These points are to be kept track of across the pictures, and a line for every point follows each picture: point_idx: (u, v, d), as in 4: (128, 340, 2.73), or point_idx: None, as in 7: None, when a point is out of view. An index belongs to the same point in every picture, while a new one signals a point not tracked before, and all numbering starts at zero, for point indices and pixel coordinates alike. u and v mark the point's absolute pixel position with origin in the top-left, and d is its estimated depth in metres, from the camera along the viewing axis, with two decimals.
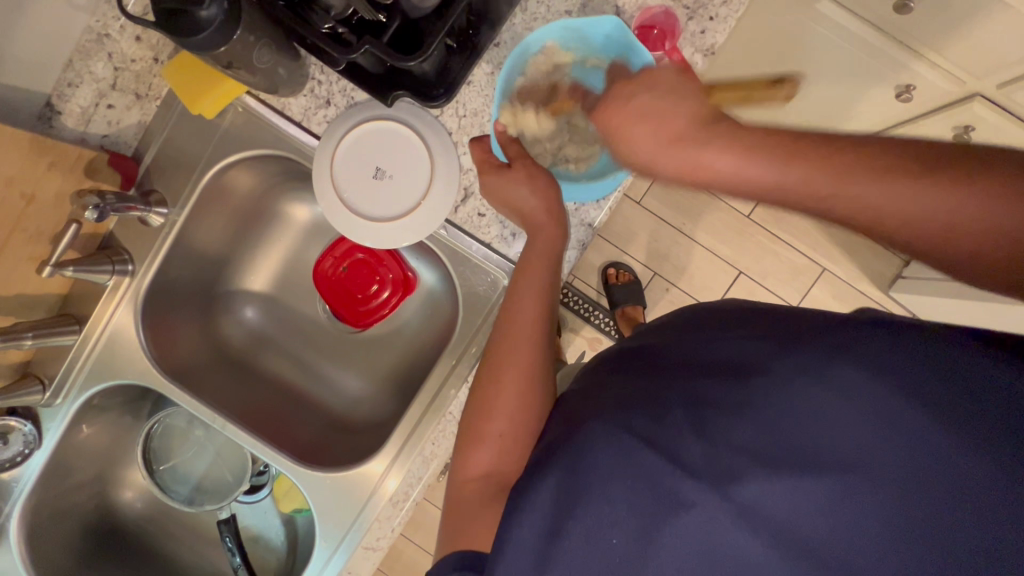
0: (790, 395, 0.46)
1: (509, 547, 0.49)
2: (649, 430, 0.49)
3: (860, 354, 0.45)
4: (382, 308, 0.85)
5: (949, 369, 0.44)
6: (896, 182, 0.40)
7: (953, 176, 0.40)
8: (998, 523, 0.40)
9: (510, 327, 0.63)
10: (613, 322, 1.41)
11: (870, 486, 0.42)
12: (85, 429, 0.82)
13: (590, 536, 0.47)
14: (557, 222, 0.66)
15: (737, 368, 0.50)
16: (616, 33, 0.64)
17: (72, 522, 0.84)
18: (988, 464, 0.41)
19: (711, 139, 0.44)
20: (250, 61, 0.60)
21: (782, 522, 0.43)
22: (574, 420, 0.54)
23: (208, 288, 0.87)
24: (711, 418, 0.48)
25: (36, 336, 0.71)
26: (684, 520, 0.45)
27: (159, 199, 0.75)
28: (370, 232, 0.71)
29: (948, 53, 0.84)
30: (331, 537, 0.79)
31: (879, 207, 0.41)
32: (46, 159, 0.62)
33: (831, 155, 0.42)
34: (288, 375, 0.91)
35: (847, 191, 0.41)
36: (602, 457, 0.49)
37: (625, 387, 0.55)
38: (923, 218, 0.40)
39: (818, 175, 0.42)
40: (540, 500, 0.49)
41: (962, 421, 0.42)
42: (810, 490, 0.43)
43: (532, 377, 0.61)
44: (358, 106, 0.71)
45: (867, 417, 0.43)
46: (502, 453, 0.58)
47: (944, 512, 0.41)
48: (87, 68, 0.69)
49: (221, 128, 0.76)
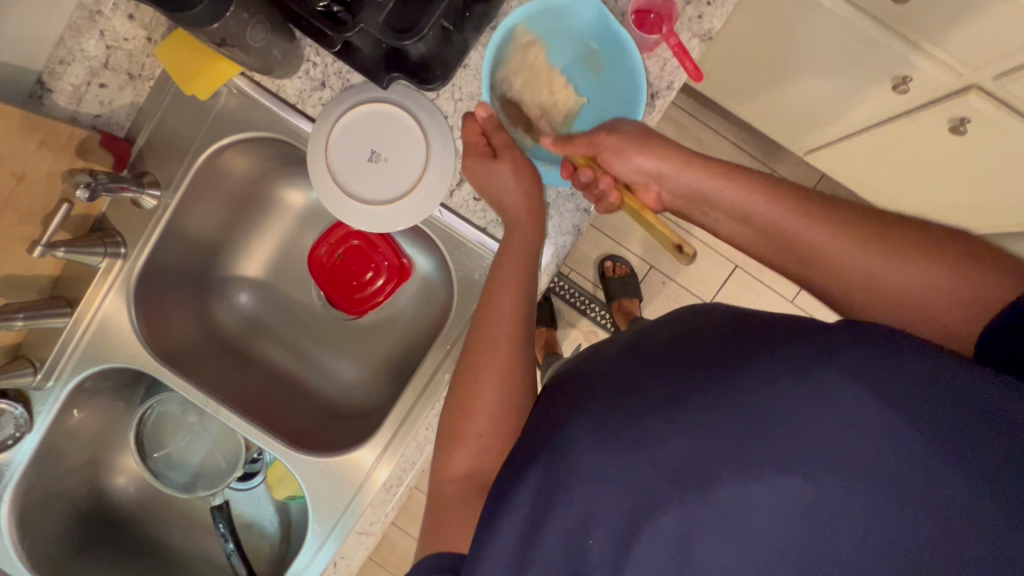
0: (775, 398, 0.45)
1: (491, 547, 0.49)
2: (633, 433, 0.49)
3: (846, 360, 0.45)
4: (376, 296, 0.85)
5: (938, 378, 0.43)
6: (846, 230, 0.52)
7: (910, 241, 0.49)
8: (977, 538, 0.40)
9: (493, 317, 0.63)
10: (609, 316, 1.41)
11: (847, 496, 0.42)
12: (76, 414, 0.82)
13: (569, 535, 0.48)
14: (531, 198, 0.67)
15: (718, 365, 0.50)
16: (600, 19, 0.65)
17: (65, 507, 0.84)
18: (966, 479, 0.41)
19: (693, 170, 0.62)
20: (244, 39, 0.60)
21: (757, 529, 0.44)
22: (558, 417, 0.54)
23: (201, 274, 0.87)
24: (688, 406, 0.48)
25: (27, 317, 0.70)
26: (661, 522, 0.45)
27: (152, 180, 0.75)
28: (365, 215, 0.71)
29: (944, 44, 0.84)
30: (323, 524, 0.79)
31: (827, 245, 0.52)
32: (37, 137, 0.61)
33: (787, 201, 0.55)
34: (282, 361, 0.91)
35: (794, 219, 0.54)
36: (582, 459, 0.49)
37: (609, 382, 0.54)
38: (874, 266, 0.50)
39: (796, 215, 0.54)
40: (522, 500, 0.50)
41: (948, 431, 0.42)
42: (796, 497, 0.43)
43: (515, 367, 0.62)
44: (354, 87, 0.70)
45: (847, 423, 0.43)
46: (484, 463, 0.59)
47: (921, 525, 0.41)
48: (78, 46, 0.67)
49: (215, 111, 0.75)
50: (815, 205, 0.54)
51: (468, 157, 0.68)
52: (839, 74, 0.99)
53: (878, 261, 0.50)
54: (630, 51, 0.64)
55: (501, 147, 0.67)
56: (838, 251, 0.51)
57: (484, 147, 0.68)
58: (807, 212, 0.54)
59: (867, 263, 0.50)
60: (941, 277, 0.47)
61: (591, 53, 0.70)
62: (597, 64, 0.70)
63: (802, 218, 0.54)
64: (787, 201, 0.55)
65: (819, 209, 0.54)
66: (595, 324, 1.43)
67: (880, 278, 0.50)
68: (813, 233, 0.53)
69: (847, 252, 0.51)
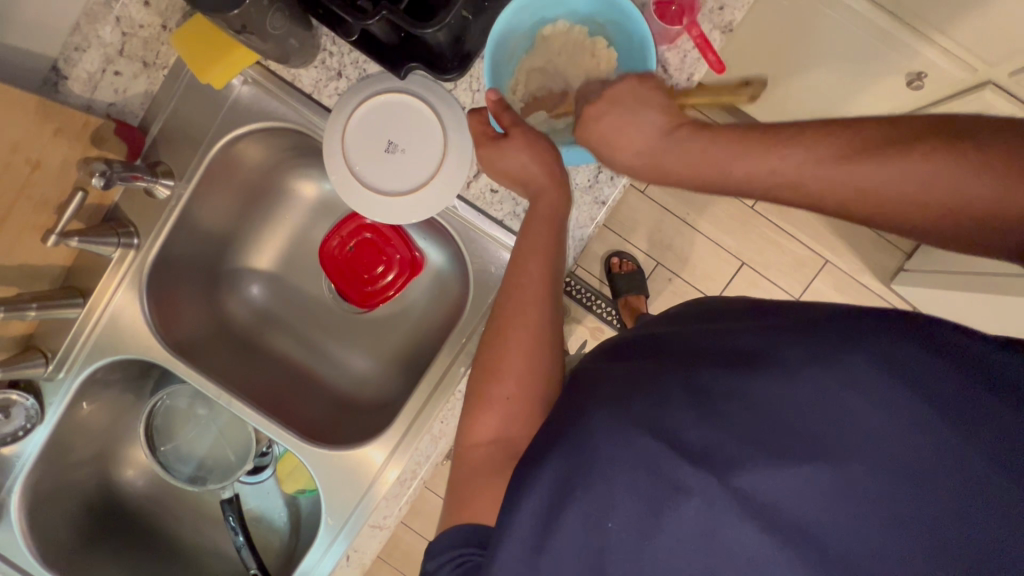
0: (798, 383, 0.45)
1: (507, 536, 0.48)
2: (648, 416, 0.48)
3: (874, 346, 0.44)
4: (388, 290, 0.84)
5: (957, 362, 0.43)
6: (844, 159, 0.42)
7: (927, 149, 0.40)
8: (998, 527, 0.40)
9: (521, 302, 0.61)
10: (615, 313, 1.40)
11: (871, 483, 0.42)
12: (86, 406, 0.81)
13: (586, 522, 0.47)
14: (559, 182, 0.63)
15: (741, 353, 0.49)
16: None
17: (74, 499, 0.83)
18: (991, 468, 0.40)
19: (712, 138, 0.49)
20: (263, 26, 0.59)
21: (781, 517, 0.43)
22: (576, 405, 0.52)
23: (211, 265, 0.86)
24: (711, 395, 0.48)
25: (39, 308, 0.69)
26: (681, 510, 0.45)
27: (166, 170, 0.74)
28: (382, 207, 0.70)
29: (961, 39, 0.83)
30: (337, 517, 0.78)
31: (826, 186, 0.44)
32: (51, 125, 0.61)
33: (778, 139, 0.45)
34: (292, 352, 0.90)
35: (782, 164, 0.45)
36: (601, 448, 0.47)
37: (625, 369, 0.54)
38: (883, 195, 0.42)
39: (785, 159, 0.45)
40: (539, 488, 0.48)
41: (967, 413, 0.42)
42: (815, 477, 0.42)
43: (543, 361, 0.60)
44: (371, 77, 0.70)
45: (874, 407, 0.43)
46: (510, 435, 0.57)
47: (943, 513, 0.41)
48: (95, 33, 0.67)
49: (229, 101, 0.75)
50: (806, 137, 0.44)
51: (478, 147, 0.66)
52: (851, 70, 0.98)
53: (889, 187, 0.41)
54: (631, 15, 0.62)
55: (511, 125, 0.63)
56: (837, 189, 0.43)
57: (491, 131, 0.65)
58: (799, 150, 0.44)
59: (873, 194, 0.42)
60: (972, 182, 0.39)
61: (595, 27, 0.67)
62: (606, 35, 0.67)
63: (792, 157, 0.44)
64: (767, 144, 0.45)
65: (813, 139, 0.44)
66: (601, 321, 1.42)
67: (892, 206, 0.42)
68: (807, 175, 0.44)
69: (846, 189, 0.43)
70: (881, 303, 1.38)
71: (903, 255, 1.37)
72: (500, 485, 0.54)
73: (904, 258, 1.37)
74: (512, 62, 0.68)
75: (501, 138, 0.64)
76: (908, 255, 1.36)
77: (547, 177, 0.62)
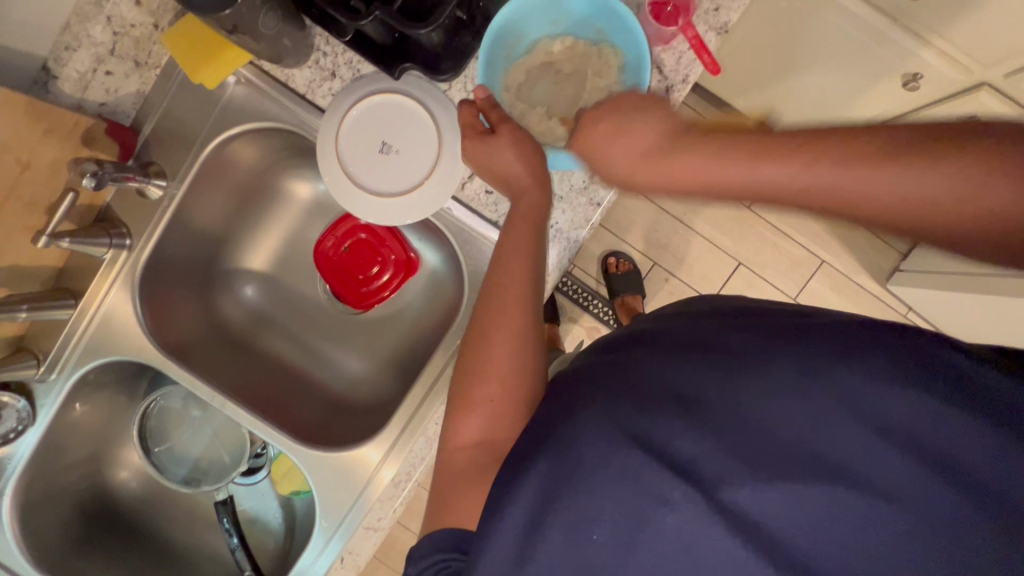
0: (786, 391, 0.45)
1: (495, 542, 0.47)
2: (636, 423, 0.48)
3: (862, 357, 0.44)
4: (382, 291, 0.84)
5: (945, 374, 0.43)
6: (847, 169, 0.40)
7: (933, 151, 0.39)
8: (986, 540, 0.39)
9: (511, 302, 0.61)
10: (612, 313, 1.39)
11: (857, 494, 0.42)
12: (79, 408, 0.81)
13: (574, 530, 0.46)
14: (541, 182, 0.64)
15: (728, 359, 0.49)
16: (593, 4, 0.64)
17: (67, 501, 0.83)
18: (977, 481, 0.40)
19: (696, 151, 0.46)
20: (256, 26, 0.59)
21: (763, 530, 0.43)
22: (563, 409, 0.52)
23: (205, 266, 0.85)
24: (702, 402, 0.47)
25: (31, 310, 0.69)
26: (667, 520, 0.44)
27: (158, 170, 0.74)
28: (376, 208, 0.70)
29: (958, 40, 0.83)
30: (330, 518, 0.78)
31: (834, 196, 0.41)
32: (42, 125, 0.60)
33: (776, 146, 0.43)
34: (285, 354, 0.90)
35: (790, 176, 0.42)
36: (589, 451, 0.47)
37: (616, 374, 0.53)
38: (904, 201, 0.39)
39: (782, 170, 0.42)
40: (526, 493, 0.48)
41: (959, 432, 0.41)
42: (801, 494, 0.42)
43: (532, 364, 0.60)
44: (365, 77, 0.69)
45: (860, 416, 0.43)
46: (499, 430, 0.57)
47: (931, 527, 0.40)
48: (85, 32, 0.66)
49: (222, 101, 0.74)
50: (808, 144, 0.41)
51: (467, 141, 0.66)
52: (848, 71, 0.98)
53: (909, 193, 0.39)
54: (633, 29, 0.62)
55: (498, 121, 0.64)
56: (837, 198, 0.41)
57: (481, 126, 0.65)
58: (800, 156, 0.42)
59: (886, 207, 0.40)
60: (992, 190, 0.37)
61: (595, 34, 0.67)
62: (606, 42, 0.66)
63: (785, 165, 0.42)
64: (768, 151, 0.43)
65: (814, 150, 0.41)
66: (598, 320, 1.42)
67: (920, 211, 0.39)
68: (810, 182, 0.41)
69: (858, 194, 0.40)
70: (878, 303, 1.39)
71: (900, 256, 1.37)
72: (490, 483, 0.54)
73: (901, 258, 1.37)
74: (506, 63, 0.68)
75: (489, 132, 0.64)
76: (903, 255, 1.37)
77: (526, 175, 0.63)
